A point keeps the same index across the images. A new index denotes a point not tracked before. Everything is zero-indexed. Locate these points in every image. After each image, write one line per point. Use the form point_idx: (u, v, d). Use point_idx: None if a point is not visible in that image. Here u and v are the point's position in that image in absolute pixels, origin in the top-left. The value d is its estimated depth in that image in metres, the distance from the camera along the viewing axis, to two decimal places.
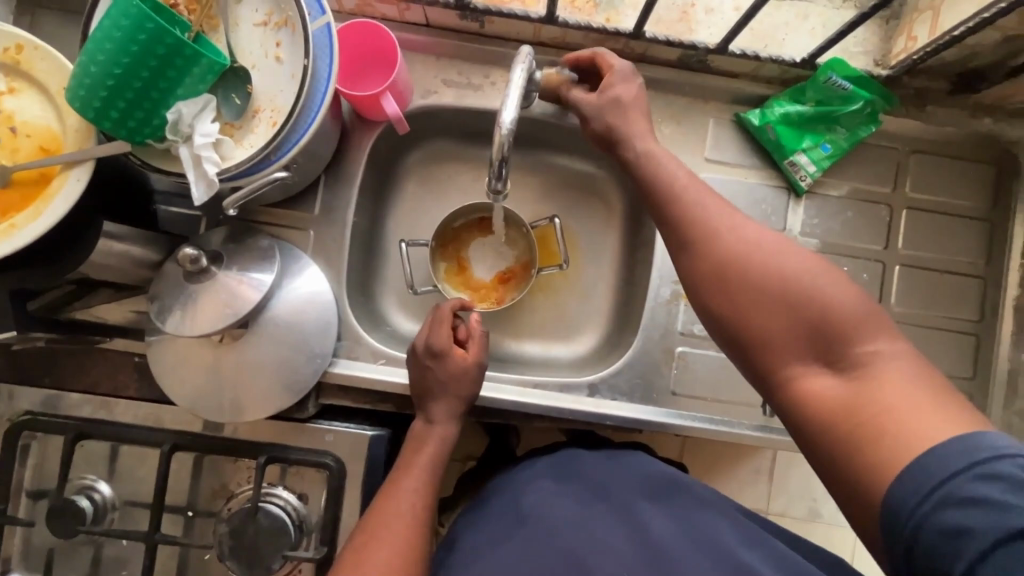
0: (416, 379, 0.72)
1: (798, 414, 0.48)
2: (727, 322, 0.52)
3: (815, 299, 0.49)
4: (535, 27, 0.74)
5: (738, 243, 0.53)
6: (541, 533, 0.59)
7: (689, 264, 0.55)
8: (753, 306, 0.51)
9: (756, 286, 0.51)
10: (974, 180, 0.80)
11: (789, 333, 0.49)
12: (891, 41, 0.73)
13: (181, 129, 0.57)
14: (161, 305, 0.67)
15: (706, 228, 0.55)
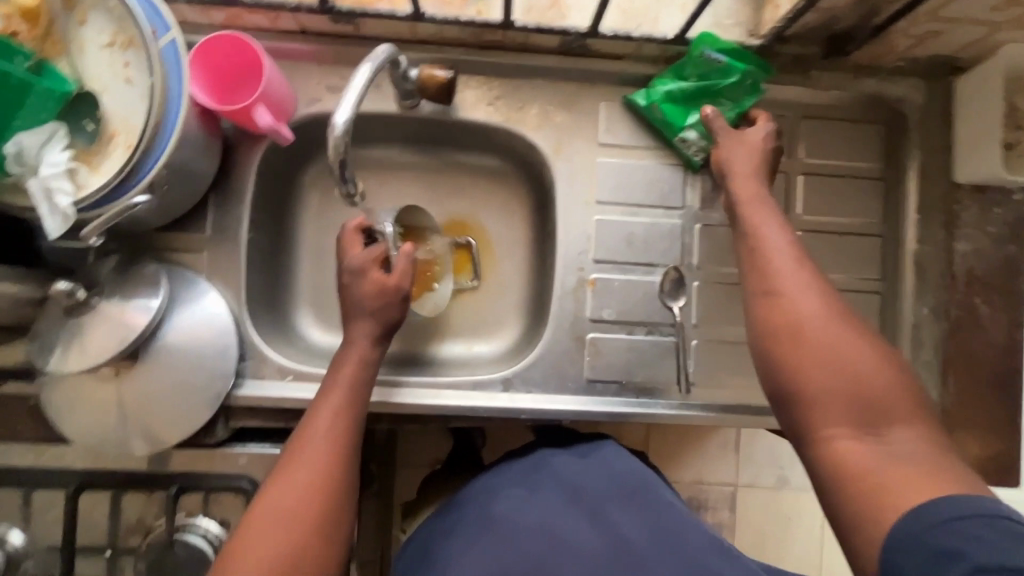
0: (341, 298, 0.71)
1: (824, 467, 0.50)
2: (777, 358, 0.54)
3: (863, 367, 0.51)
4: (408, 25, 0.73)
5: (806, 293, 0.56)
6: (508, 538, 0.58)
7: (763, 305, 0.57)
8: (814, 352, 0.53)
9: (819, 336, 0.53)
10: (866, 141, 0.82)
11: (839, 385, 0.51)
12: (761, 11, 0.73)
13: (26, 161, 0.55)
14: (43, 344, 0.65)
15: (769, 267, 0.58)
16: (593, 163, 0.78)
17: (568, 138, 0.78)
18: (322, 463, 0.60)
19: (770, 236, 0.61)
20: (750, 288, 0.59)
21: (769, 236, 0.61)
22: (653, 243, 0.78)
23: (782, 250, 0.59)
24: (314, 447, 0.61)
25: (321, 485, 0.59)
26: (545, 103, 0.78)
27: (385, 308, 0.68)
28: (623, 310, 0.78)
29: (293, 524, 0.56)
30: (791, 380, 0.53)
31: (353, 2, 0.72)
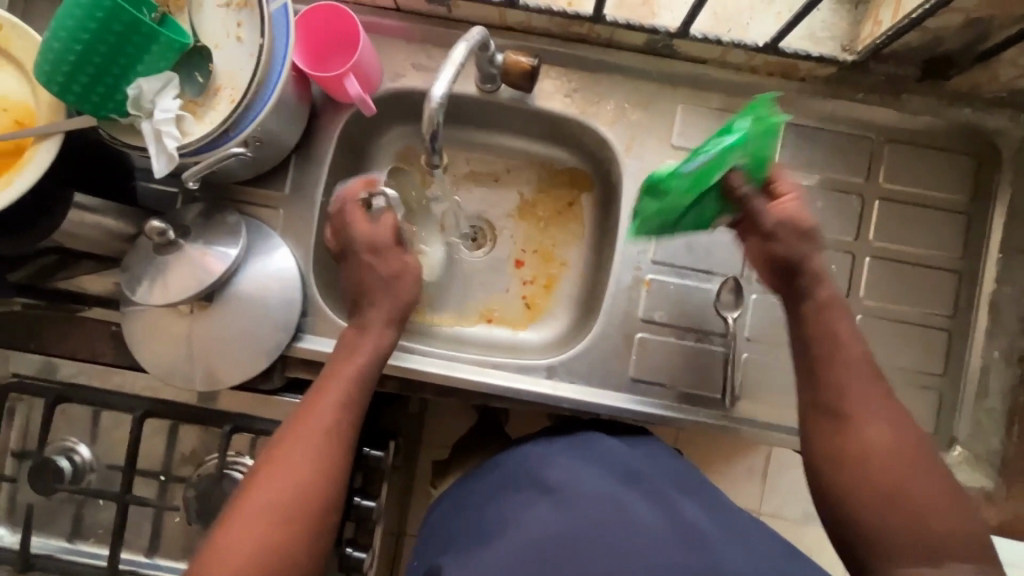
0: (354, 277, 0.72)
1: None
2: (840, 478, 0.56)
3: (926, 503, 0.53)
4: (499, 11, 0.74)
5: (878, 428, 0.57)
6: (573, 501, 0.60)
7: (831, 423, 0.58)
8: (879, 489, 0.54)
9: (885, 474, 0.55)
10: (953, 172, 0.78)
11: (899, 521, 0.53)
12: (858, 26, 0.69)
13: (143, 105, 0.59)
14: (132, 276, 0.70)
15: (843, 402, 0.58)
16: (663, 165, 0.79)
17: (641, 136, 0.79)
18: (319, 442, 0.60)
19: (852, 357, 0.59)
20: (813, 408, 0.60)
21: (848, 343, 0.60)
22: (714, 251, 0.78)
23: (856, 368, 0.59)
24: (316, 422, 0.62)
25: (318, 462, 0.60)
26: (621, 100, 0.78)
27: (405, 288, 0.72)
28: (676, 314, 0.77)
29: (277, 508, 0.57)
30: (856, 512, 0.55)
31: None
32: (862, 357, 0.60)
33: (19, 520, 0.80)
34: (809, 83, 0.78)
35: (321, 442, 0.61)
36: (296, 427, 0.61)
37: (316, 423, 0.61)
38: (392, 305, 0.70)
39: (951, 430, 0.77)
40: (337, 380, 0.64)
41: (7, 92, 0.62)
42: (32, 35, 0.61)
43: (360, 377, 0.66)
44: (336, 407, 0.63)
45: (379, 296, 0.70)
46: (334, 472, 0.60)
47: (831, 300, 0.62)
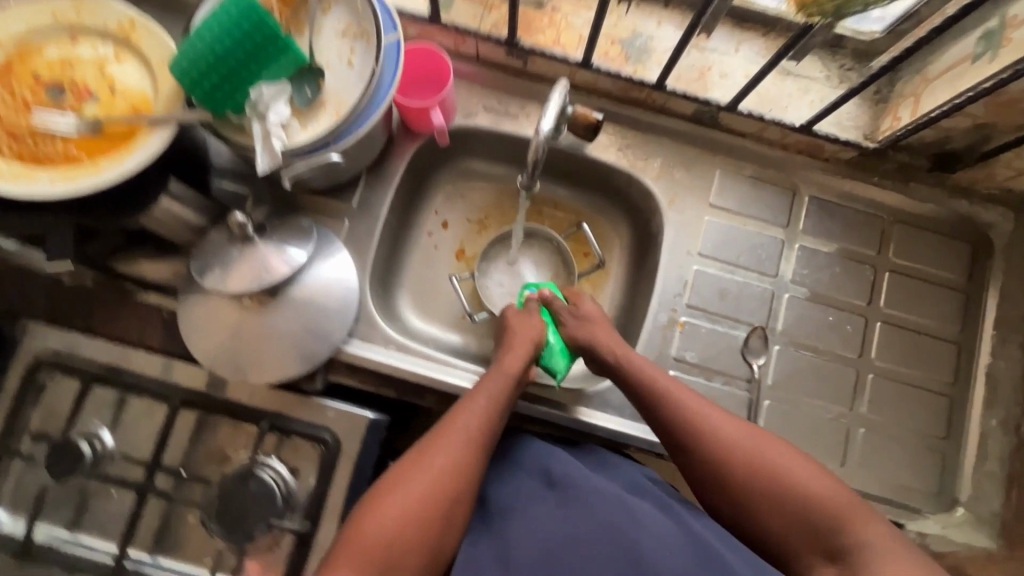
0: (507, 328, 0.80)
1: (788, 531, 0.63)
2: (710, 460, 0.67)
3: (790, 475, 0.64)
4: (571, 69, 0.83)
5: (742, 440, 0.68)
6: (573, 497, 0.65)
7: (686, 429, 0.69)
8: (767, 484, 0.65)
9: (752, 463, 0.66)
10: (953, 254, 0.88)
11: (766, 477, 0.65)
12: (878, 120, 0.81)
13: (258, 107, 0.65)
14: (203, 264, 0.73)
15: (703, 427, 0.69)
16: (700, 219, 0.87)
17: (683, 193, 0.87)
18: (456, 445, 0.65)
19: (670, 387, 0.72)
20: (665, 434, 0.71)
21: (651, 374, 0.74)
22: (743, 301, 0.85)
23: (679, 393, 0.72)
24: (455, 425, 0.67)
25: (451, 461, 0.64)
26: (668, 159, 0.87)
27: (527, 331, 0.78)
28: (705, 356, 0.83)
29: (420, 497, 0.61)
30: (750, 497, 0.65)
31: (532, 42, 0.82)
32: (675, 387, 0.72)
33: (25, 504, 0.77)
34: (833, 163, 0.88)
35: (465, 457, 0.65)
36: (436, 439, 0.66)
37: (453, 438, 0.66)
38: (524, 349, 0.76)
39: (953, 490, 0.82)
40: (467, 401, 0.70)
41: (129, 83, 0.67)
42: (162, 35, 0.67)
43: (496, 406, 0.70)
44: (470, 416, 0.68)
45: (512, 339, 0.77)
46: (462, 477, 0.64)
47: (616, 351, 0.76)
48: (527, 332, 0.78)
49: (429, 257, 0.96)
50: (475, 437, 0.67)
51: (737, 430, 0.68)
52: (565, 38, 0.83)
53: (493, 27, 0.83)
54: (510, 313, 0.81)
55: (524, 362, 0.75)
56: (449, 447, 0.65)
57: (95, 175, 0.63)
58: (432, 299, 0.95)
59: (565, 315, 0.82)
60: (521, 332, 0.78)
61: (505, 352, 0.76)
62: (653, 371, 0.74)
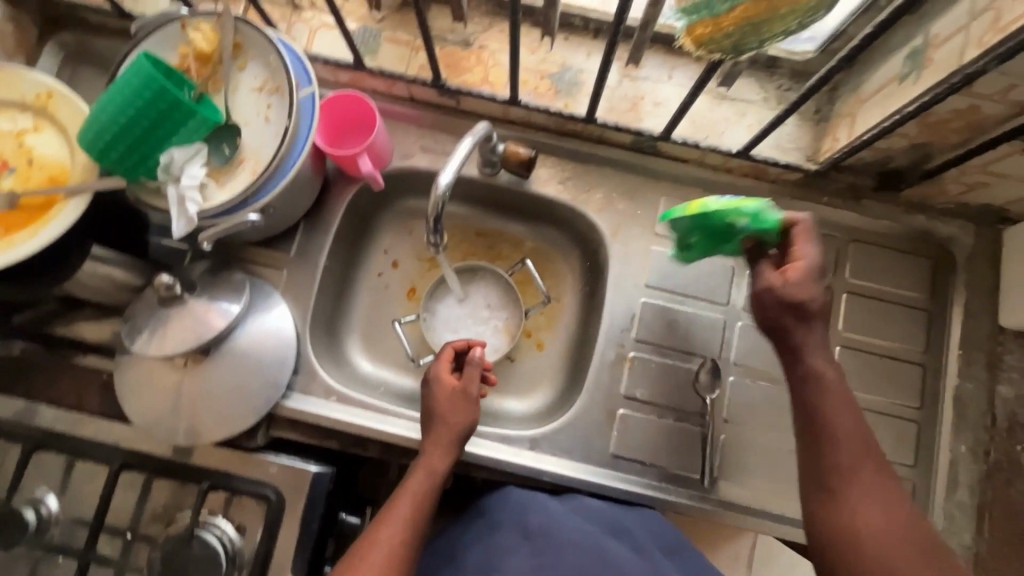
0: (448, 403, 0.73)
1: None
2: (836, 465, 0.58)
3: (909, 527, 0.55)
4: (502, 107, 0.82)
5: (864, 467, 0.58)
6: (551, 555, 0.63)
7: (814, 417, 0.60)
8: (883, 518, 0.55)
9: (876, 488, 0.57)
10: (914, 273, 0.84)
11: (882, 509, 0.56)
12: (819, 141, 0.79)
13: (171, 171, 0.65)
14: (133, 327, 0.73)
15: (833, 433, 0.59)
16: (646, 250, 0.84)
17: (627, 223, 0.84)
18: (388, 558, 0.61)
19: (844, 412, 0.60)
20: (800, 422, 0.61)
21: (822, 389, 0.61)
22: (693, 332, 0.82)
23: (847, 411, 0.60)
24: (383, 538, 0.63)
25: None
26: (609, 190, 0.85)
27: (461, 415, 0.73)
28: (656, 393, 0.80)
29: None
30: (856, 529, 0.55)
31: (459, 82, 0.82)
32: (853, 424, 0.59)
33: None
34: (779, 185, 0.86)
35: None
36: (362, 555, 0.61)
37: (382, 551, 0.62)
38: (450, 438, 0.71)
39: (926, 522, 0.78)
40: (398, 506, 0.66)
41: (46, 153, 0.67)
42: (76, 103, 0.68)
43: (425, 506, 0.66)
44: (402, 524, 0.64)
45: (439, 428, 0.72)
46: None
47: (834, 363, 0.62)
48: (453, 421, 0.72)
49: (378, 298, 0.94)
50: (403, 545, 0.63)
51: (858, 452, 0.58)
52: (493, 75, 0.82)
53: (421, 69, 0.82)
54: (448, 390, 0.74)
55: (451, 460, 0.71)
56: (371, 569, 0.60)
57: (9, 250, 0.63)
58: (382, 341, 0.93)
59: (474, 368, 0.75)
60: (463, 412, 0.73)
61: (432, 445, 0.71)
62: (831, 400, 0.60)
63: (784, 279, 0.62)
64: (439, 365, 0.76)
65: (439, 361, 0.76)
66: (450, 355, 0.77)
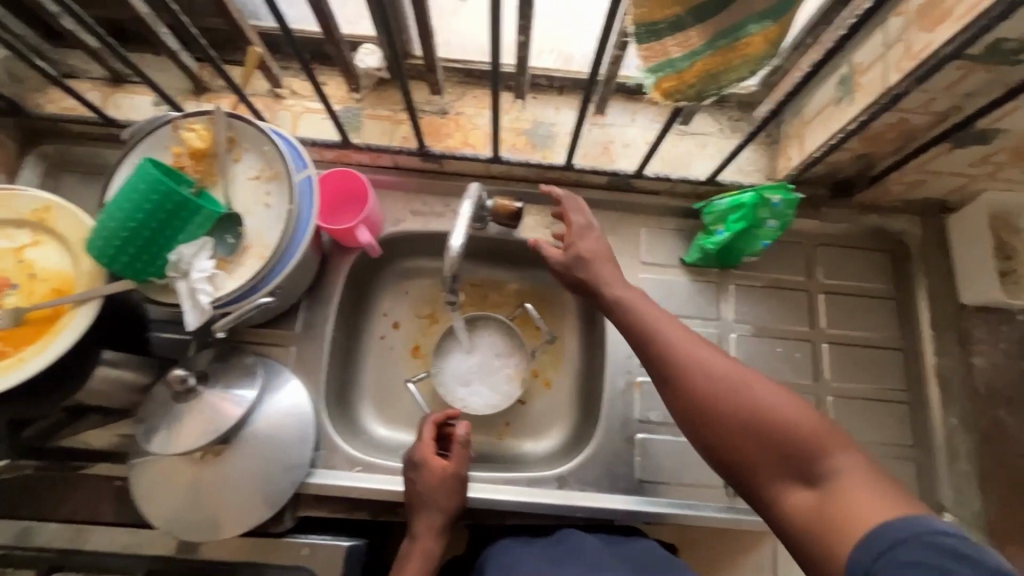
0: (434, 486, 0.73)
1: (763, 484, 0.55)
2: (665, 372, 0.62)
3: (751, 406, 0.56)
4: (484, 165, 0.88)
5: (704, 362, 0.60)
6: None
7: (637, 333, 0.66)
8: (740, 411, 0.56)
9: (689, 386, 0.59)
10: (876, 267, 0.92)
11: (731, 400, 0.57)
12: (775, 161, 0.88)
13: (181, 267, 0.67)
14: (149, 428, 0.72)
15: (663, 343, 0.63)
16: (637, 279, 0.89)
17: (615, 256, 0.89)
18: None
19: (658, 321, 0.66)
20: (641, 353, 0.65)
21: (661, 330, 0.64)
22: None
23: (658, 324, 0.65)
24: None
25: None
26: (593, 228, 0.90)
27: (449, 498, 0.73)
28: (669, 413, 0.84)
29: None
30: (725, 429, 0.57)
31: (442, 147, 0.87)
32: (665, 325, 0.65)
33: None
34: None
35: None
36: None
37: None
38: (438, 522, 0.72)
39: (937, 498, 0.83)
40: None
41: (49, 265, 0.67)
42: (76, 213, 0.69)
43: None
44: None
45: (425, 513, 0.72)
46: None
47: (676, 329, 0.64)
48: (441, 503, 0.73)
49: (385, 361, 0.95)
50: None
51: (705, 353, 0.61)
52: (473, 138, 0.88)
53: (405, 139, 0.88)
54: (429, 471, 0.74)
55: (442, 542, 0.72)
56: None
57: (20, 366, 0.62)
58: (393, 404, 0.94)
59: (457, 448, 0.76)
60: (452, 494, 0.73)
61: (417, 531, 0.72)
62: (646, 313, 0.67)
63: (578, 246, 0.76)
64: (424, 449, 0.76)
65: (424, 435, 0.77)
66: (431, 435, 0.77)
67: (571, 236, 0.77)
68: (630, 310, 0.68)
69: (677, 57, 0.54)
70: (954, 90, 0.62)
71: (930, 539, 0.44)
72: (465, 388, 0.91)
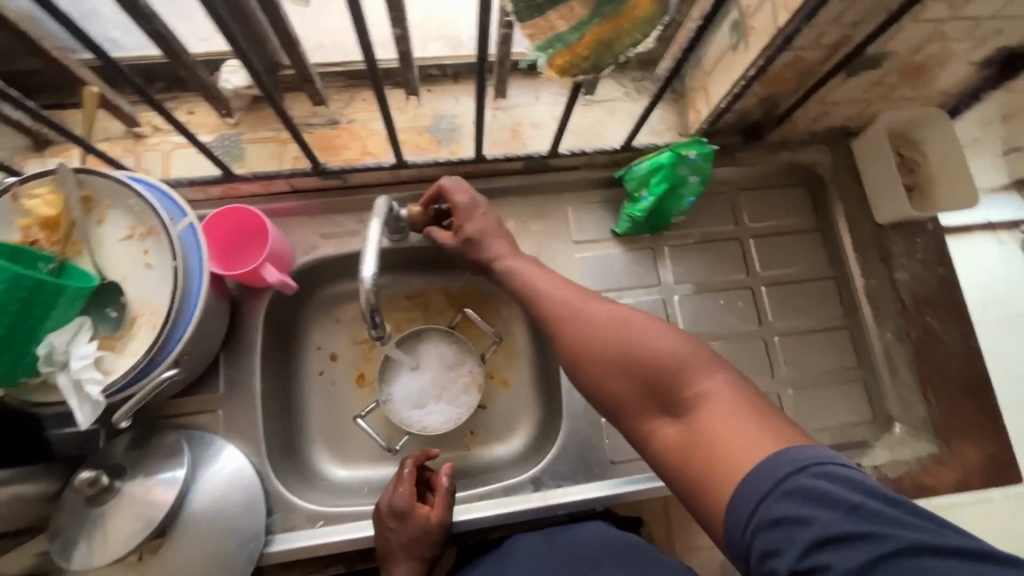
0: (415, 535, 0.68)
1: (648, 431, 0.52)
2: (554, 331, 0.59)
3: (634, 352, 0.53)
4: (390, 172, 0.81)
5: (588, 317, 0.58)
6: None
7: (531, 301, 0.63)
8: (621, 358, 0.53)
9: (575, 342, 0.57)
10: (796, 202, 0.94)
11: (611, 350, 0.54)
12: (685, 116, 0.87)
13: (57, 358, 0.58)
14: (64, 541, 0.64)
15: (552, 310, 0.60)
16: (572, 260, 0.86)
17: (546, 242, 0.86)
18: None
19: (544, 284, 0.63)
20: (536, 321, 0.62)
21: (550, 295, 0.62)
22: None
23: (551, 287, 0.62)
24: None
25: None
26: (519, 217, 0.86)
27: (430, 545, 0.69)
28: None
29: None
30: (609, 384, 0.54)
31: (342, 161, 0.80)
32: (546, 282, 0.64)
33: None
34: None
35: None
36: None
37: None
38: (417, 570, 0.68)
39: (886, 410, 0.88)
40: None
41: None
42: None
43: None
44: None
45: (399, 562, 0.68)
46: None
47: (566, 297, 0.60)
48: (416, 550, 0.68)
49: (330, 399, 0.88)
50: None
51: (590, 306, 0.58)
52: (372, 146, 0.82)
53: (297, 160, 0.80)
54: (408, 519, 0.68)
55: None
56: None
57: None
58: (347, 441, 0.87)
59: (442, 494, 0.71)
60: (431, 541, 0.69)
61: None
62: (529, 272, 0.65)
63: (467, 228, 0.70)
64: (406, 495, 0.70)
65: (404, 476, 0.71)
66: (412, 478, 0.71)
67: (460, 217, 0.71)
68: (518, 277, 0.66)
69: (564, 31, 0.50)
70: (840, 21, 0.62)
71: (797, 482, 0.41)
72: (421, 409, 0.85)
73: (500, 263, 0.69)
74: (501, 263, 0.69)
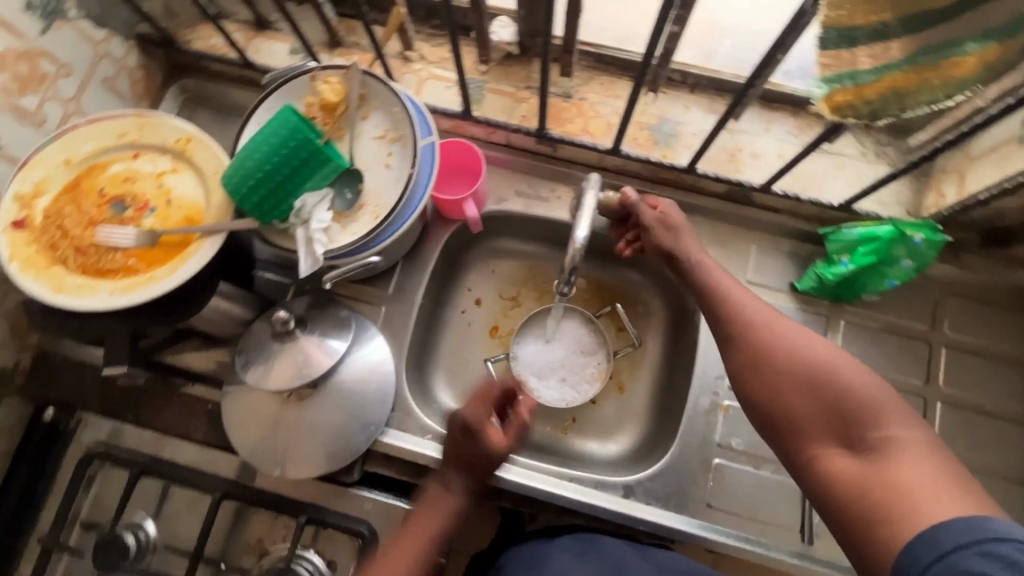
0: (476, 451, 0.69)
1: (814, 457, 0.53)
2: (741, 338, 0.62)
3: (824, 379, 0.55)
4: (600, 155, 0.85)
5: (780, 334, 0.60)
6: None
7: (723, 305, 0.66)
8: (809, 379, 0.55)
9: (761, 353, 0.59)
10: (1014, 330, 0.82)
11: (799, 370, 0.56)
12: (921, 196, 0.80)
13: (302, 214, 0.69)
14: (246, 359, 0.74)
15: (745, 319, 0.63)
16: None
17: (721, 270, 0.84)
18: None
19: (738, 293, 0.66)
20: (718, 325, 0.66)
21: (745, 305, 0.64)
22: None
23: (744, 296, 0.65)
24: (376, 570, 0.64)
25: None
26: (702, 236, 0.85)
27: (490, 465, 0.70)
28: (752, 443, 0.80)
29: None
30: (789, 399, 0.56)
31: (561, 132, 0.85)
32: (741, 294, 0.66)
33: None
34: None
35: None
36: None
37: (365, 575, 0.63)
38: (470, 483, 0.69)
39: None
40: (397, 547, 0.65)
41: (184, 194, 0.71)
42: (214, 148, 0.72)
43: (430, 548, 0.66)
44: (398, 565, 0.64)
45: (457, 472, 0.70)
46: None
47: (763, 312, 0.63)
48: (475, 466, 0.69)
49: (464, 336, 0.95)
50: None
51: (787, 326, 0.61)
52: (594, 126, 0.86)
53: (524, 118, 0.86)
54: (473, 434, 0.70)
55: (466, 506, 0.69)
56: None
57: (149, 284, 0.65)
58: (464, 379, 0.94)
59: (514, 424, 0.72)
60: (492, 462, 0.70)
61: (442, 483, 0.70)
62: (722, 281, 0.69)
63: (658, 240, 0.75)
64: (478, 410, 0.71)
65: (483, 394, 0.72)
66: (490, 399, 0.72)
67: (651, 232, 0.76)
68: (712, 279, 0.69)
69: (861, 70, 0.51)
70: None
71: (992, 546, 0.40)
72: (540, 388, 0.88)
73: (692, 258, 0.73)
74: (691, 260, 0.72)
